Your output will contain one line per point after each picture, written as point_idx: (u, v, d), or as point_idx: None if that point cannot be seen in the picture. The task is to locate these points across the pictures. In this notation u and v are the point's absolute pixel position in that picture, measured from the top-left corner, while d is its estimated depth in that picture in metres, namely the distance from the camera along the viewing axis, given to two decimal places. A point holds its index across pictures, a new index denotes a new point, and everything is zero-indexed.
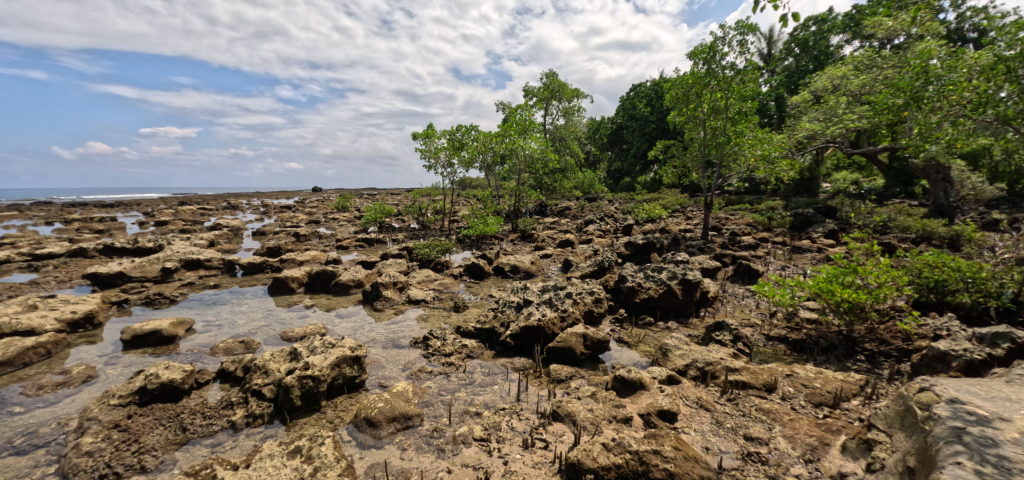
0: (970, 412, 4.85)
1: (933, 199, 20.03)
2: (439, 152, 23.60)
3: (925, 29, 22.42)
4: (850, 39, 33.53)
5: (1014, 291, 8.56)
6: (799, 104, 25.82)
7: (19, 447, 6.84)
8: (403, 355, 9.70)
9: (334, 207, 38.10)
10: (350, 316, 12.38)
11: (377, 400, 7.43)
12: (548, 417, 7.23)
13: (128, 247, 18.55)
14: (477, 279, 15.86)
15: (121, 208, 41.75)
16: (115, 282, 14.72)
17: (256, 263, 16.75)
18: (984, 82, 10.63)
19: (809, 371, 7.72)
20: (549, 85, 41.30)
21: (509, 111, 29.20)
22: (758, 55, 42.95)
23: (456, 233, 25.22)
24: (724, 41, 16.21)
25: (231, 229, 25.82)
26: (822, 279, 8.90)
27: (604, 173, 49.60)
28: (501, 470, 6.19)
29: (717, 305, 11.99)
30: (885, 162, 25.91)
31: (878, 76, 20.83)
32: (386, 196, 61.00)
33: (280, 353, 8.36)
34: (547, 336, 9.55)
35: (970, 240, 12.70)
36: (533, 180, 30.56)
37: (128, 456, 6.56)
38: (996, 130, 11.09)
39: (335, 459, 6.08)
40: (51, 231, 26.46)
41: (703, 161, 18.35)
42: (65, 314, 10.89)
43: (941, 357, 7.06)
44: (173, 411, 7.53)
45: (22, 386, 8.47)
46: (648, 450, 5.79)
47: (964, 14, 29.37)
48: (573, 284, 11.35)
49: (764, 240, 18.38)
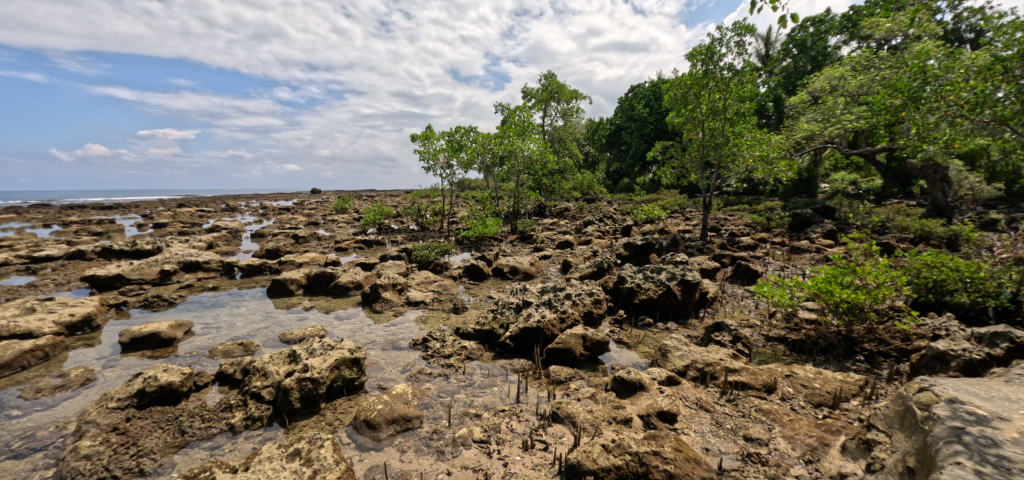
0: (970, 411, 4.86)
1: (932, 199, 19.66)
2: (438, 154, 23.62)
3: (923, 30, 22.48)
4: (848, 40, 33.68)
5: (1011, 291, 8.62)
6: (796, 105, 25.89)
7: (15, 450, 6.82)
8: (402, 357, 9.68)
9: (332, 209, 38.34)
10: (350, 317, 12.40)
11: (377, 402, 7.41)
12: (548, 418, 7.22)
13: (127, 249, 18.52)
14: (477, 280, 15.88)
15: (118, 209, 41.71)
16: (113, 285, 14.69)
17: (255, 265, 16.72)
18: (981, 83, 10.67)
19: (809, 371, 7.72)
20: (548, 87, 41.39)
21: (507, 112, 29.37)
22: (756, 55, 43.05)
23: (456, 234, 25.28)
24: (723, 42, 16.27)
25: (229, 231, 25.80)
26: (821, 279, 8.92)
27: (603, 174, 49.89)
28: (501, 472, 6.19)
29: (717, 306, 11.99)
30: (884, 162, 25.97)
31: (876, 77, 20.87)
32: (386, 197, 61.70)
33: (279, 356, 8.30)
34: (546, 337, 9.50)
35: (970, 240, 12.65)
36: (532, 181, 30.65)
37: (126, 460, 6.53)
38: (994, 130, 11.09)
39: (335, 462, 6.06)
40: (49, 233, 26.42)
41: (702, 162, 18.38)
42: (63, 317, 10.85)
43: (940, 356, 7.08)
44: (172, 414, 7.51)
45: (19, 389, 8.45)
46: (649, 451, 5.77)
47: (961, 14, 29.54)
48: (573, 285, 11.36)
49: (762, 240, 18.40)
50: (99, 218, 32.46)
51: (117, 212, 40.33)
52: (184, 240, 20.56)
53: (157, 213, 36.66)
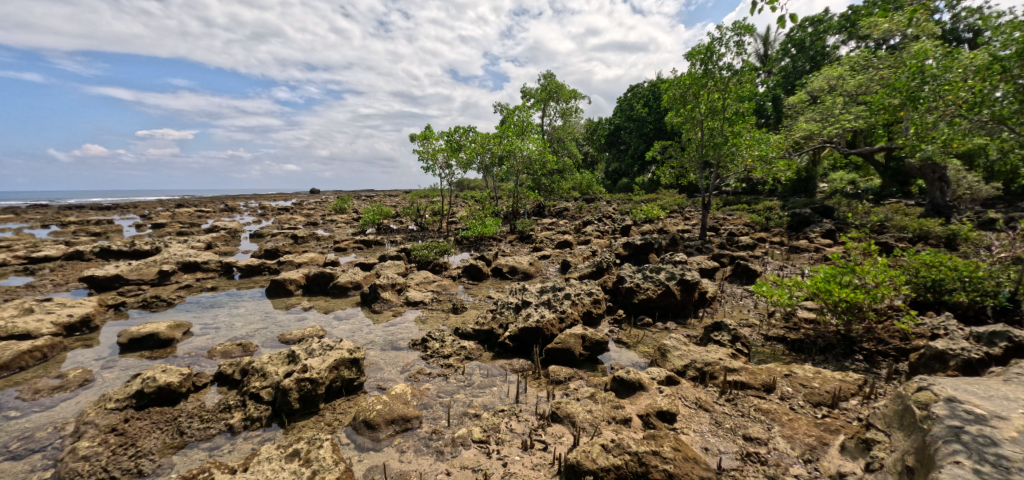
0: (968, 411, 4.87)
1: (930, 199, 20.01)
2: (437, 154, 23.59)
3: (921, 29, 22.54)
4: (847, 40, 33.75)
5: (1010, 290, 8.65)
6: (794, 105, 25.89)
7: (14, 451, 6.80)
8: (402, 358, 9.68)
9: (331, 209, 38.28)
10: (349, 318, 12.40)
11: (376, 402, 7.39)
12: (548, 418, 7.22)
13: (125, 250, 18.46)
14: (476, 280, 15.88)
15: (116, 210, 41.43)
16: (112, 285, 14.66)
17: (253, 266, 16.68)
18: (979, 83, 10.73)
19: (808, 370, 7.72)
20: (547, 87, 41.39)
21: (506, 112, 29.30)
22: (756, 55, 43.12)
23: (454, 234, 25.26)
24: (722, 42, 16.31)
25: (228, 231, 25.79)
26: (821, 279, 8.93)
27: (602, 174, 49.95)
28: (501, 472, 6.19)
29: (716, 305, 12.00)
30: (882, 161, 25.97)
31: (874, 77, 20.91)
32: (385, 198, 61.93)
33: (278, 356, 8.29)
34: (545, 337, 9.48)
35: (970, 240, 12.58)
36: (531, 181, 30.64)
37: (125, 460, 6.52)
38: (992, 130, 11.15)
39: (334, 462, 6.04)
40: (48, 234, 26.40)
41: (701, 161, 18.38)
42: (61, 317, 10.82)
43: (939, 356, 7.08)
44: (170, 415, 7.49)
45: (18, 389, 8.44)
46: (648, 451, 5.78)
47: (959, 14, 29.61)
48: (572, 285, 11.37)
49: (761, 240, 18.41)
50: (97, 218, 32.41)
51: (116, 212, 40.51)
52: (183, 240, 20.57)
53: (155, 213, 36.60)
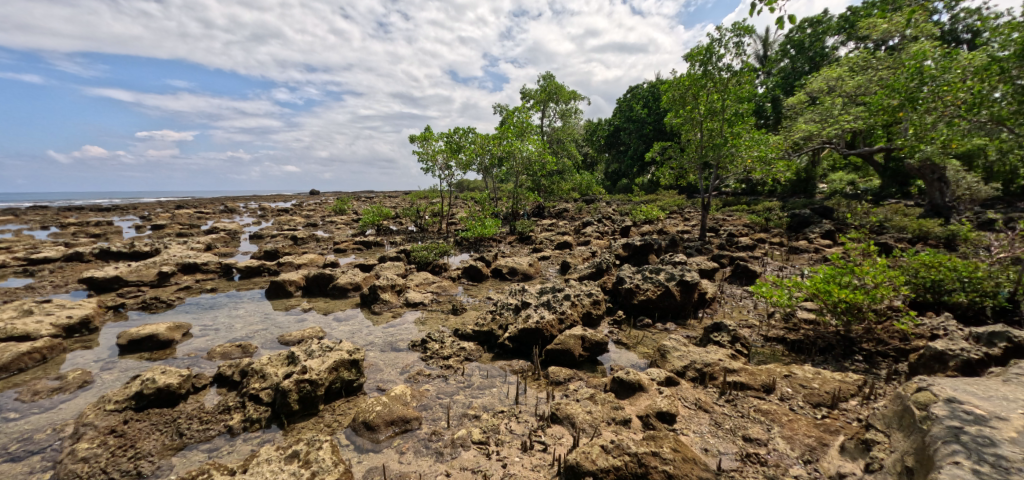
0: (968, 411, 4.88)
1: (929, 199, 19.99)
2: (437, 155, 23.62)
3: (920, 30, 22.57)
4: (846, 41, 33.84)
5: (1009, 290, 8.64)
6: (794, 105, 25.91)
7: (13, 453, 6.79)
8: (401, 358, 9.69)
9: (331, 210, 38.35)
10: (348, 319, 12.37)
11: (376, 404, 7.37)
12: (547, 419, 7.22)
13: (124, 251, 18.46)
14: (475, 280, 15.90)
15: (117, 211, 41.64)
16: (112, 286, 14.68)
17: (253, 267, 16.69)
18: (978, 83, 10.70)
19: (807, 371, 7.72)
20: (546, 88, 41.48)
21: (505, 113, 29.33)
22: (755, 56, 43.14)
23: (454, 234, 25.33)
24: (721, 43, 16.36)
25: (228, 232, 25.86)
26: (820, 279, 8.93)
27: (601, 174, 50.14)
28: (500, 473, 6.19)
29: (715, 306, 12.00)
30: (881, 162, 26.01)
31: (873, 78, 20.98)
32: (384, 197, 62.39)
33: (278, 357, 8.28)
34: (545, 338, 9.47)
35: (970, 240, 12.57)
36: (531, 182, 30.74)
37: (125, 462, 6.51)
38: (990, 130, 11.20)
39: (333, 464, 6.04)
40: (48, 235, 26.49)
41: (701, 163, 18.37)
42: (60, 319, 10.81)
43: (939, 356, 7.08)
44: (170, 416, 7.49)
45: (16, 391, 8.43)
46: (648, 452, 5.76)
47: (958, 15, 29.62)
48: (572, 286, 11.37)
49: (761, 240, 18.46)
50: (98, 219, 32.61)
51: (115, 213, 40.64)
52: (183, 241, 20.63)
53: (155, 215, 36.77)
